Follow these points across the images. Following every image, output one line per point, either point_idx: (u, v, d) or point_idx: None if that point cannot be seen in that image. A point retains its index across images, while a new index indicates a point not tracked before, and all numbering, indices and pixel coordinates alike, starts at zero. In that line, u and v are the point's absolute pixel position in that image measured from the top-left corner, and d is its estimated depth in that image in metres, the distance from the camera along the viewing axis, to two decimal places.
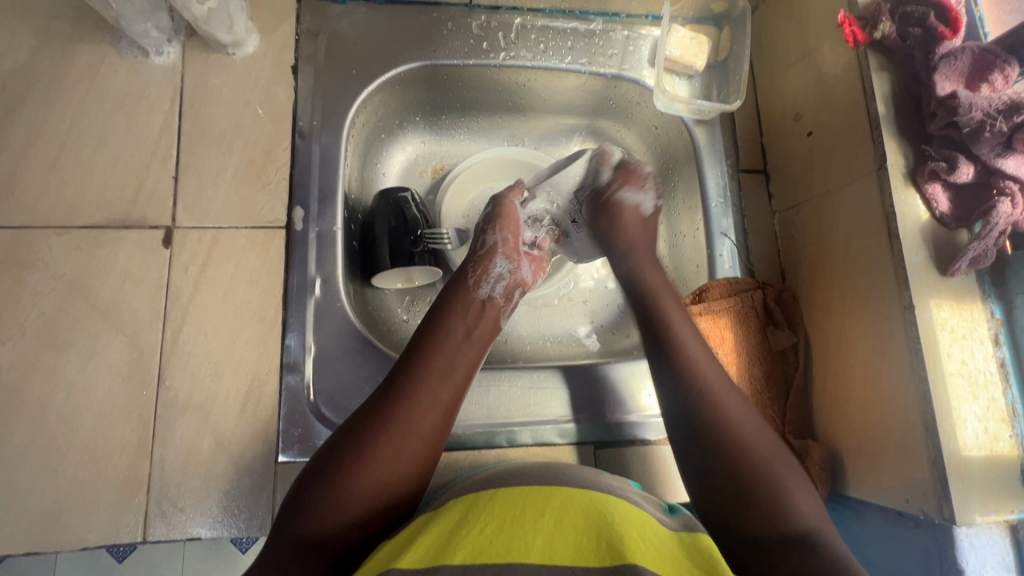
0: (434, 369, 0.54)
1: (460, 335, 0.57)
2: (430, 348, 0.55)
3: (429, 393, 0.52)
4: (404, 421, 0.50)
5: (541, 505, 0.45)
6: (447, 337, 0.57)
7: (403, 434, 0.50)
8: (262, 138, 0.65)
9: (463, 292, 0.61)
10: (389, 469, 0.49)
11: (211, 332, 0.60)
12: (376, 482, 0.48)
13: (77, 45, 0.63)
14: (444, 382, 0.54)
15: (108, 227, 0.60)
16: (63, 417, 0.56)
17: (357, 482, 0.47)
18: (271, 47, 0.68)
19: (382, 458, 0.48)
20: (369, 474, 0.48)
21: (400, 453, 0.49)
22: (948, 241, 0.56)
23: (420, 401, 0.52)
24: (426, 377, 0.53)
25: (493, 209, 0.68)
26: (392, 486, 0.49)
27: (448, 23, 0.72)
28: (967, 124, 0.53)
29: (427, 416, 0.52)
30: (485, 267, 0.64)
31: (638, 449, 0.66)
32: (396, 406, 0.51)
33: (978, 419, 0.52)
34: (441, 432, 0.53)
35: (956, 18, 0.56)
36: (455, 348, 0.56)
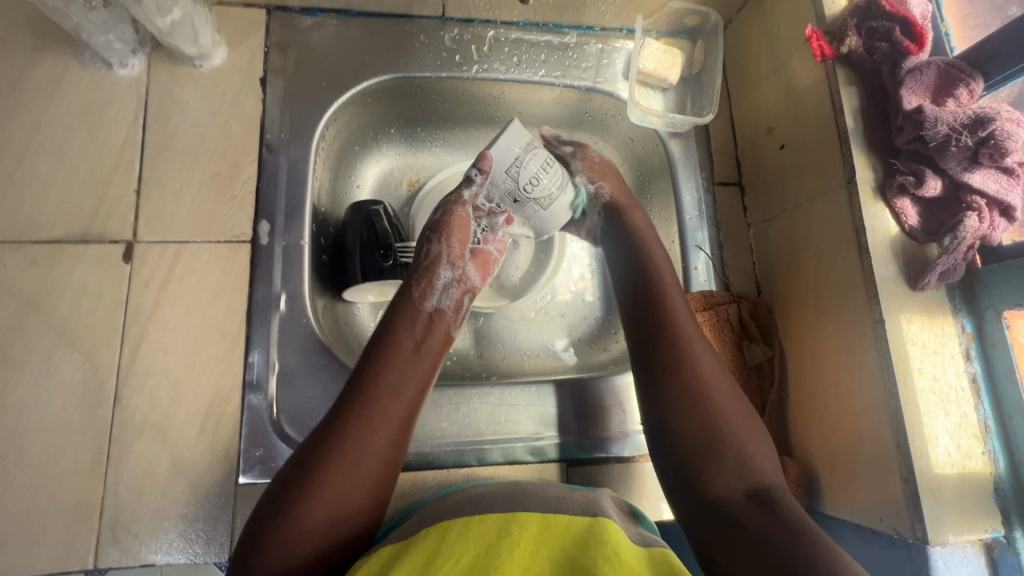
0: (379, 389, 0.52)
1: (408, 350, 0.56)
2: (375, 368, 0.53)
3: (380, 412, 0.51)
4: (350, 447, 0.48)
5: (515, 529, 0.44)
6: (395, 354, 0.55)
7: (353, 457, 0.48)
8: (228, 151, 0.64)
9: (412, 306, 0.59)
10: (339, 497, 0.47)
11: (172, 350, 0.58)
12: (326, 512, 0.46)
13: (38, 56, 0.62)
14: (391, 400, 0.52)
15: (65, 242, 0.59)
16: (12, 439, 0.54)
17: (306, 517, 0.45)
18: (240, 59, 0.67)
19: (331, 486, 0.46)
20: (320, 503, 0.46)
21: (351, 479, 0.47)
22: (918, 254, 0.56)
23: (368, 423, 0.50)
24: (371, 398, 0.51)
25: (440, 215, 0.65)
26: (346, 514, 0.47)
27: (420, 36, 0.72)
28: (933, 138, 0.53)
29: (374, 437, 0.50)
30: (430, 279, 0.62)
31: (614, 466, 0.66)
32: (344, 429, 0.49)
33: (950, 435, 0.52)
34: (393, 450, 0.51)
35: (922, 32, 0.56)
36: (403, 364, 0.54)
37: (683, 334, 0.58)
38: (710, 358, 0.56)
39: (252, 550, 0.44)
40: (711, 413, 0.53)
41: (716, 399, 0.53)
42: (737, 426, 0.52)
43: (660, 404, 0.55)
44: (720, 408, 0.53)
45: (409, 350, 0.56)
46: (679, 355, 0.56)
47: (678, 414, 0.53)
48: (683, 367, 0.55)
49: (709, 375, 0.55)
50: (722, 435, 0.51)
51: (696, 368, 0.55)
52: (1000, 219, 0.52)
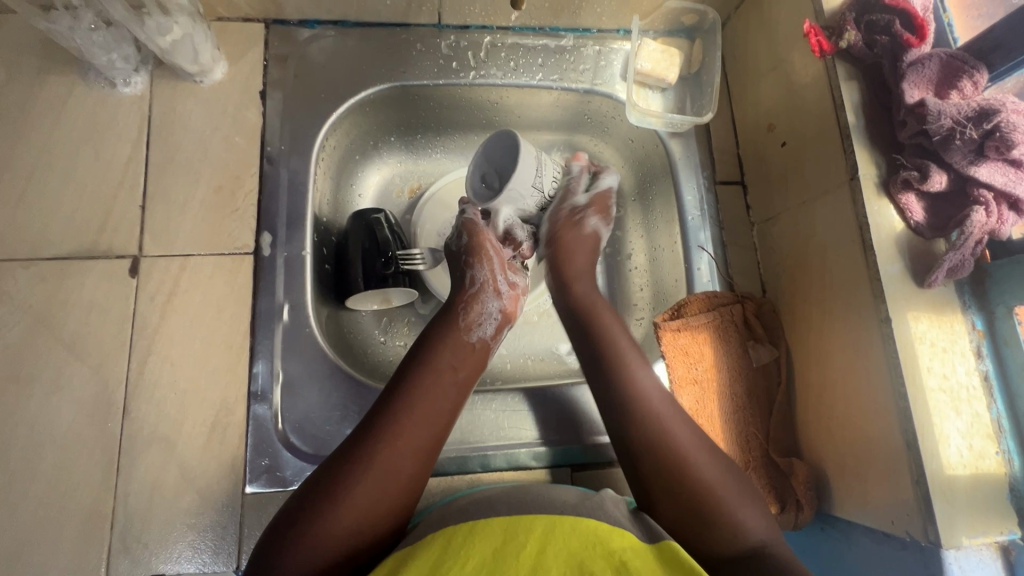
0: (415, 407, 0.52)
1: (446, 369, 0.56)
2: (413, 382, 0.54)
3: (409, 436, 0.51)
4: (386, 459, 0.49)
5: (523, 531, 0.43)
6: (436, 367, 0.56)
7: (382, 480, 0.48)
8: (230, 164, 0.65)
9: (447, 330, 0.59)
10: (375, 509, 0.48)
11: (178, 362, 0.59)
12: (364, 519, 0.47)
13: (45, 77, 0.64)
14: (426, 416, 0.52)
15: (74, 258, 0.60)
16: (25, 452, 0.55)
17: (343, 517, 0.46)
18: (239, 73, 0.68)
19: (358, 505, 0.47)
20: (345, 522, 0.46)
21: (385, 490, 0.48)
22: (925, 251, 0.54)
23: (398, 447, 0.50)
24: (404, 414, 0.52)
25: (466, 239, 0.63)
26: (381, 522, 0.48)
27: (417, 44, 0.72)
28: (937, 132, 0.52)
29: (410, 453, 0.50)
30: (476, 307, 0.61)
31: (619, 469, 0.65)
32: (371, 451, 0.49)
33: (962, 436, 0.50)
34: (425, 467, 0.51)
35: (922, 24, 0.54)
36: (435, 392, 0.54)
37: (641, 376, 0.57)
38: (671, 406, 0.56)
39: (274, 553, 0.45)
40: (669, 444, 0.53)
41: (668, 419, 0.54)
42: (712, 482, 0.51)
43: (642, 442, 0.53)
44: (675, 442, 0.53)
45: (449, 366, 0.56)
46: (639, 413, 0.55)
47: (646, 429, 0.54)
48: (648, 408, 0.55)
49: (679, 429, 0.54)
50: (691, 480, 0.51)
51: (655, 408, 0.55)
52: (1008, 212, 0.51)
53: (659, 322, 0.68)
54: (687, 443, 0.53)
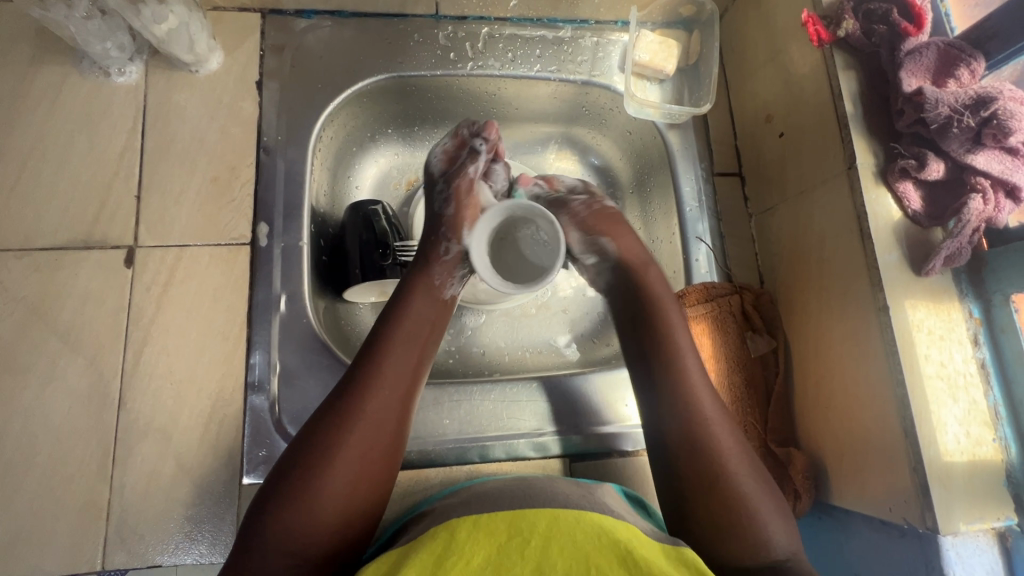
0: (385, 380, 0.51)
1: (416, 339, 0.55)
2: (382, 356, 0.53)
3: (383, 394, 0.51)
4: (358, 437, 0.48)
5: (526, 525, 0.42)
6: (405, 338, 0.54)
7: (363, 441, 0.48)
8: (226, 154, 0.65)
9: (417, 289, 0.58)
10: (353, 490, 0.47)
11: (174, 353, 0.59)
12: (344, 500, 0.46)
13: (38, 66, 0.63)
14: (396, 388, 0.52)
15: (69, 249, 0.60)
16: (19, 443, 0.55)
17: (330, 484, 0.46)
18: (236, 63, 0.67)
19: (343, 470, 0.47)
20: (333, 488, 0.46)
21: (361, 470, 0.48)
22: (922, 240, 0.55)
23: (373, 406, 0.50)
24: (372, 389, 0.50)
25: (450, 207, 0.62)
26: (361, 502, 0.47)
27: (414, 34, 0.72)
28: (935, 120, 0.52)
29: (382, 429, 0.50)
30: (450, 268, 0.60)
31: (617, 460, 0.65)
32: (349, 414, 0.49)
33: (959, 423, 0.51)
34: (398, 441, 0.51)
35: (920, 13, 0.55)
36: (407, 350, 0.54)
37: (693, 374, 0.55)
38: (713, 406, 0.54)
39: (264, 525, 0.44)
40: (702, 428, 0.52)
41: (704, 409, 0.53)
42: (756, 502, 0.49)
43: (678, 433, 0.52)
44: (711, 433, 0.52)
45: (418, 334, 0.55)
46: (684, 402, 0.53)
47: (672, 401, 0.54)
48: (682, 388, 0.54)
49: (709, 411, 0.53)
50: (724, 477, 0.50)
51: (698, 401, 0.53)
52: (1005, 200, 0.51)
53: None
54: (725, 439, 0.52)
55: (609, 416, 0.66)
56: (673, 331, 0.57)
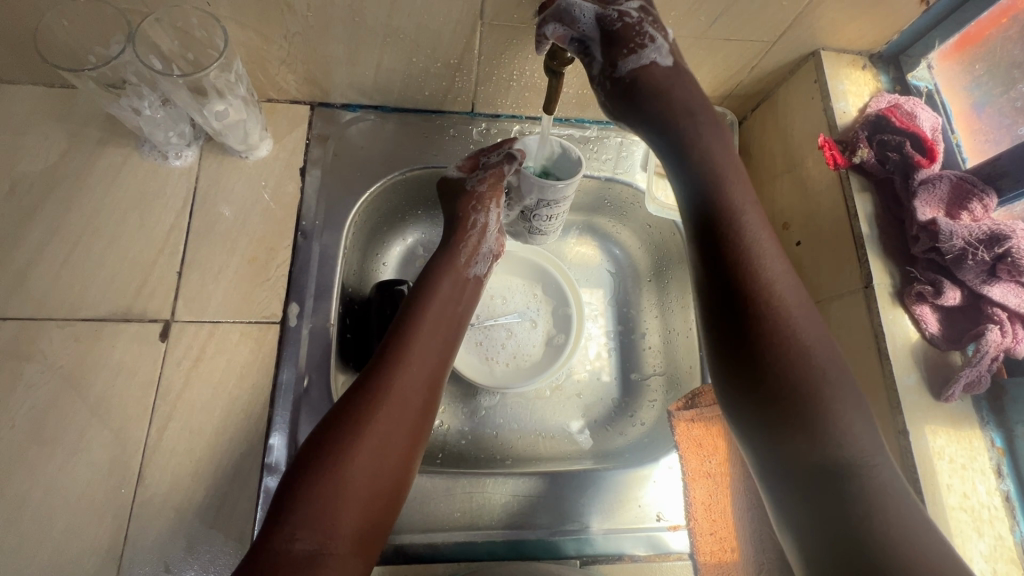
0: (409, 367, 0.55)
1: (439, 330, 0.60)
2: (413, 332, 0.58)
3: (416, 365, 0.56)
4: (372, 442, 0.50)
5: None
6: (426, 332, 0.59)
7: (397, 407, 0.52)
8: (266, 235, 0.69)
9: (449, 266, 0.66)
10: (370, 495, 0.48)
11: (196, 429, 0.60)
12: (372, 477, 0.49)
13: (103, 146, 0.68)
14: (419, 375, 0.55)
15: (109, 321, 0.62)
16: (38, 512, 0.55)
17: (367, 446, 0.49)
18: (283, 151, 0.72)
19: (380, 434, 0.50)
20: (367, 452, 0.49)
21: (387, 450, 0.50)
22: (941, 363, 0.55)
23: (408, 375, 0.54)
24: (397, 376, 0.54)
25: (484, 184, 0.68)
26: (386, 484, 0.50)
27: (450, 129, 0.77)
28: (949, 251, 0.54)
29: (409, 411, 0.53)
30: (474, 246, 0.68)
31: (627, 564, 0.63)
32: (386, 381, 0.53)
33: (985, 559, 0.49)
34: (422, 426, 0.54)
35: (932, 147, 0.58)
36: (438, 325, 0.60)
37: (787, 293, 0.49)
38: (814, 330, 0.48)
39: (301, 487, 0.47)
40: (798, 359, 0.46)
41: (807, 345, 0.47)
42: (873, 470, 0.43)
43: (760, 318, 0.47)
44: (807, 369, 0.46)
45: (439, 328, 0.60)
46: (757, 291, 0.48)
47: (775, 330, 0.47)
48: (777, 321, 0.47)
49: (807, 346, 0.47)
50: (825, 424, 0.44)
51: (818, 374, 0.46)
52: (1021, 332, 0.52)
53: (673, 411, 0.71)
54: (828, 371, 0.46)
55: (620, 517, 0.65)
56: (766, 260, 0.49)
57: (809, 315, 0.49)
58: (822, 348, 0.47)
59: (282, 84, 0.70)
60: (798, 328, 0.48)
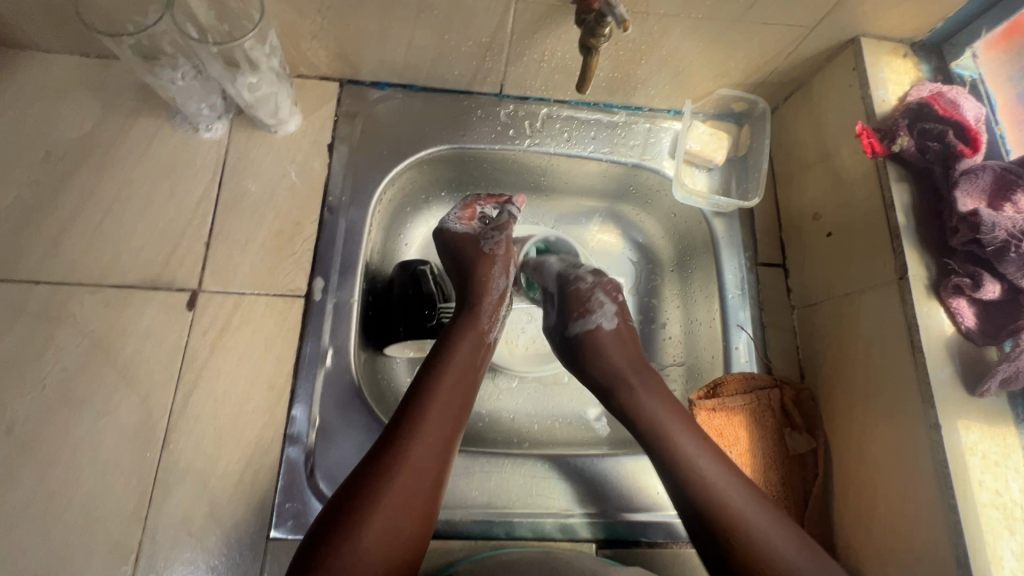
0: (425, 435, 0.52)
1: (458, 389, 0.56)
2: (430, 393, 0.55)
3: (433, 433, 0.53)
4: (398, 493, 0.49)
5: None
6: (443, 395, 0.55)
7: (412, 481, 0.50)
8: (293, 210, 0.69)
9: (470, 319, 0.62)
10: (384, 566, 0.47)
11: (220, 398, 0.61)
12: (383, 554, 0.47)
13: (136, 117, 0.69)
14: (436, 443, 0.53)
15: (138, 288, 0.63)
16: (65, 472, 0.56)
17: (379, 524, 0.47)
18: (312, 127, 0.72)
19: (392, 511, 0.48)
20: (378, 529, 0.47)
21: (399, 526, 0.48)
22: (977, 358, 0.54)
23: (422, 445, 0.52)
24: (411, 448, 0.51)
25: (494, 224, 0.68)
26: (399, 563, 0.48)
27: (477, 110, 0.76)
28: (991, 243, 0.52)
29: (422, 485, 0.50)
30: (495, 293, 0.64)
31: (645, 551, 0.63)
32: (401, 453, 0.51)
33: (1016, 558, 0.48)
34: (436, 498, 0.52)
35: (975, 136, 0.56)
36: (457, 384, 0.56)
37: (634, 385, 0.59)
38: (684, 432, 0.56)
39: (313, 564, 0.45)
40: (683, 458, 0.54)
41: (688, 454, 0.54)
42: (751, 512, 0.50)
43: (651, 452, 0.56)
44: (697, 474, 0.53)
45: (458, 386, 0.56)
46: (635, 412, 0.58)
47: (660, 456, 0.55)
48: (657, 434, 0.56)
49: (687, 451, 0.54)
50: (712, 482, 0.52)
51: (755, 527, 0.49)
52: None
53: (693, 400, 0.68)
54: (707, 468, 0.53)
55: (638, 503, 0.64)
56: (639, 393, 0.58)
57: (694, 433, 0.56)
58: (710, 451, 0.54)
59: (313, 59, 0.70)
60: (727, 496, 0.51)
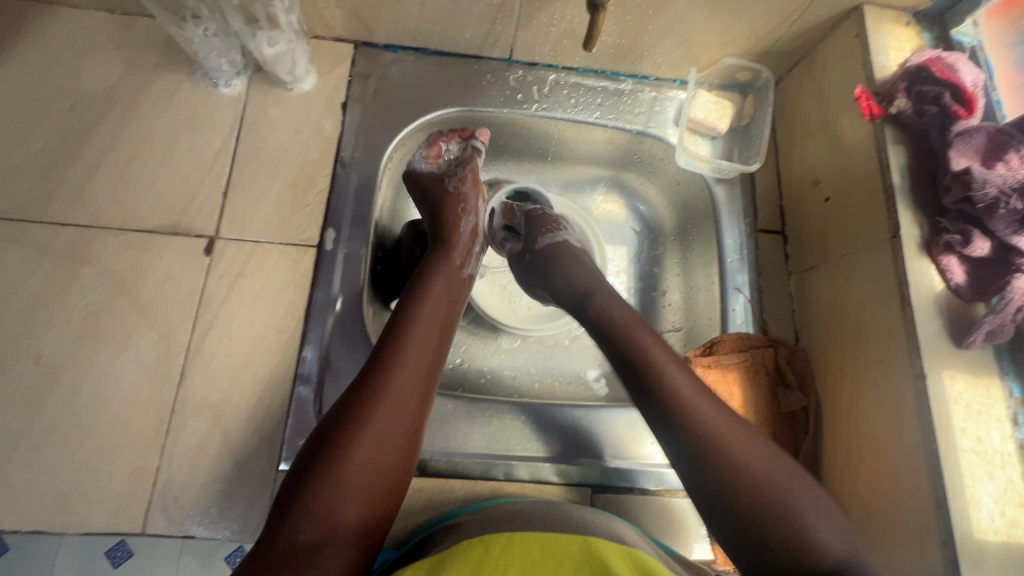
0: (405, 365, 0.51)
1: (437, 320, 0.56)
2: (409, 324, 0.54)
3: (414, 364, 0.52)
4: (373, 435, 0.48)
5: (557, 549, 0.44)
6: (422, 325, 0.55)
7: (393, 411, 0.49)
8: (307, 164, 0.71)
9: (444, 260, 0.62)
10: (367, 494, 0.46)
11: (235, 337, 0.64)
12: (369, 485, 0.46)
13: (158, 71, 0.72)
14: (416, 374, 0.52)
15: (159, 232, 0.66)
16: (88, 401, 0.60)
17: (361, 457, 0.46)
18: (327, 85, 0.75)
19: (374, 442, 0.47)
20: (360, 462, 0.46)
21: (382, 457, 0.48)
22: (964, 313, 0.56)
23: (404, 376, 0.51)
24: (393, 379, 0.50)
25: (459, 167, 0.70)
26: (382, 493, 0.47)
27: (487, 75, 0.78)
28: (981, 200, 0.54)
29: (404, 416, 0.50)
30: (466, 245, 0.65)
31: (637, 497, 0.66)
32: (381, 384, 0.50)
33: (994, 501, 0.50)
34: (419, 429, 0.51)
35: (971, 99, 0.58)
36: (435, 316, 0.56)
37: (650, 341, 0.55)
38: (702, 396, 0.51)
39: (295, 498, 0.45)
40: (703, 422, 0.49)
41: (701, 413, 0.50)
42: (786, 489, 0.46)
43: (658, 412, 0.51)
44: (723, 446, 0.48)
45: (437, 318, 0.56)
46: (644, 359, 0.54)
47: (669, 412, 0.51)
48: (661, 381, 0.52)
49: (703, 408, 0.50)
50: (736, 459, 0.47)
51: (787, 497, 0.46)
52: None
53: (689, 357, 0.69)
54: (718, 422, 0.49)
55: (633, 453, 0.67)
56: (642, 340, 0.55)
57: (698, 384, 0.52)
58: (718, 410, 0.50)
59: (329, 19, 0.73)
60: (766, 477, 0.47)
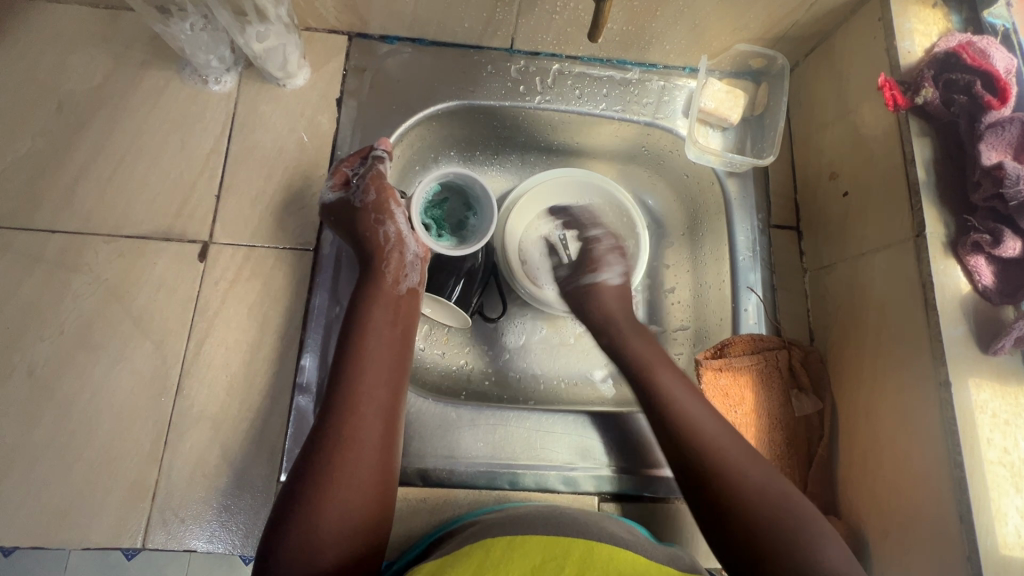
0: (360, 409, 0.51)
1: (387, 355, 0.55)
2: (358, 366, 0.53)
3: (370, 407, 0.51)
4: (339, 484, 0.47)
5: (559, 553, 0.43)
6: (372, 361, 0.54)
7: (352, 454, 0.48)
8: (302, 163, 0.69)
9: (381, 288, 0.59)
10: (342, 540, 0.46)
11: (232, 346, 0.62)
12: (343, 532, 0.46)
13: (146, 69, 0.69)
14: (372, 416, 0.51)
15: (151, 238, 0.64)
16: (84, 414, 0.58)
17: (331, 505, 0.46)
18: (320, 80, 0.72)
19: (342, 490, 0.47)
20: (331, 513, 0.46)
21: (350, 504, 0.47)
22: (992, 316, 0.53)
23: (362, 420, 0.50)
24: (351, 425, 0.50)
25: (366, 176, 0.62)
26: (359, 535, 0.47)
27: (487, 66, 0.75)
28: (1015, 197, 0.51)
29: (367, 460, 0.49)
30: (398, 260, 0.61)
31: (648, 505, 0.64)
32: (340, 431, 0.49)
33: (1021, 515, 0.48)
34: (386, 469, 0.51)
35: (1004, 86, 0.54)
36: (383, 352, 0.55)
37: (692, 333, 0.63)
38: None
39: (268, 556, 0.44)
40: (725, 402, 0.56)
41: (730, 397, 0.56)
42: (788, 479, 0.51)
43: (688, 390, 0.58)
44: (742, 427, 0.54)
45: (387, 352, 0.55)
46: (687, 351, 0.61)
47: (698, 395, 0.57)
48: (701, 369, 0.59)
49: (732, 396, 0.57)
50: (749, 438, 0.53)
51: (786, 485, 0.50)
52: None
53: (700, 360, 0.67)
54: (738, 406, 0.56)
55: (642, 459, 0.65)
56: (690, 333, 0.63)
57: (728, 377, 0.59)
58: None
59: (321, 11, 0.69)
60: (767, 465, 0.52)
